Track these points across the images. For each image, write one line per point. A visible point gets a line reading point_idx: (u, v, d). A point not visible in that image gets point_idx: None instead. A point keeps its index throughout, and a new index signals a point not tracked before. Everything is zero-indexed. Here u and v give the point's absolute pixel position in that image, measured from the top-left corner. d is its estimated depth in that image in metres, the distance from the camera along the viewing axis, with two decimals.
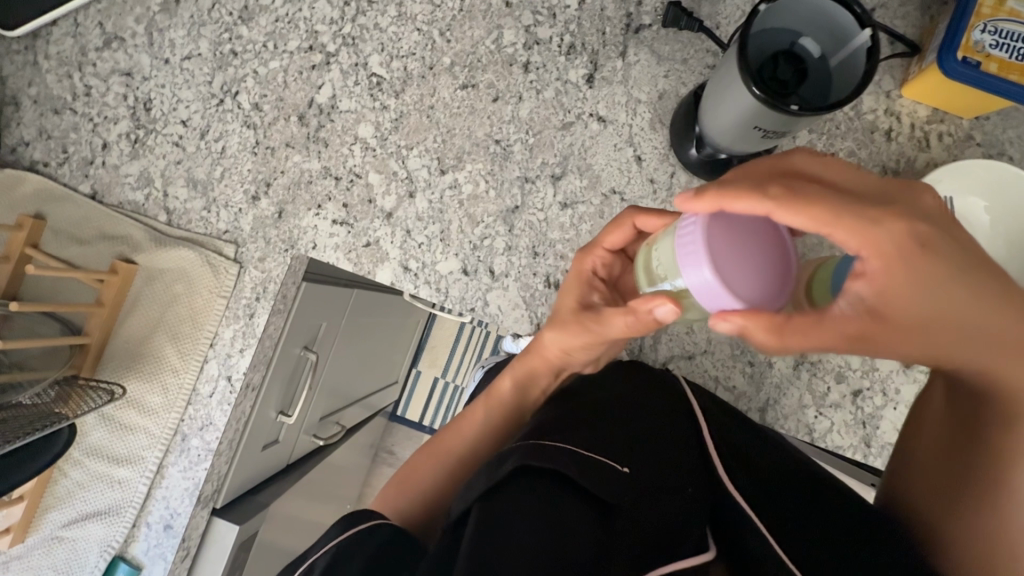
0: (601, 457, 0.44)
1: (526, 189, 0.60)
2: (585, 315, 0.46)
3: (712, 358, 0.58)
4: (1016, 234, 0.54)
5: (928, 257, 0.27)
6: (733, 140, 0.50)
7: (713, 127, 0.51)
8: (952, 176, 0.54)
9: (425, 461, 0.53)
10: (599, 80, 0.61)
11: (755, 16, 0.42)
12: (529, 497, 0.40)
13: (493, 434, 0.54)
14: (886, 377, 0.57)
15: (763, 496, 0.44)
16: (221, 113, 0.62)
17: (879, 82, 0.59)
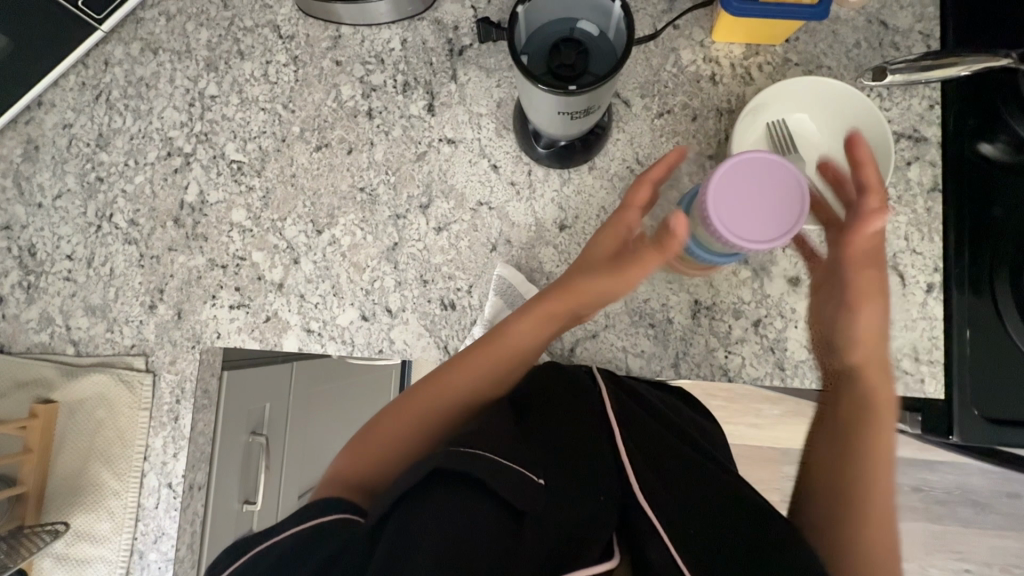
0: (518, 467, 0.45)
1: (400, 225, 0.62)
2: (620, 261, 0.56)
3: (615, 331, 0.60)
4: (846, 134, 0.57)
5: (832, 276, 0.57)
6: (554, 128, 0.53)
7: (536, 121, 0.54)
8: (776, 100, 0.58)
9: (392, 424, 0.55)
10: (439, 106, 0.64)
11: (515, 21, 0.45)
12: (446, 508, 0.42)
13: (469, 397, 0.55)
14: (779, 300, 0.59)
15: (665, 491, 0.47)
16: (102, 238, 0.65)
17: (690, 35, 0.62)
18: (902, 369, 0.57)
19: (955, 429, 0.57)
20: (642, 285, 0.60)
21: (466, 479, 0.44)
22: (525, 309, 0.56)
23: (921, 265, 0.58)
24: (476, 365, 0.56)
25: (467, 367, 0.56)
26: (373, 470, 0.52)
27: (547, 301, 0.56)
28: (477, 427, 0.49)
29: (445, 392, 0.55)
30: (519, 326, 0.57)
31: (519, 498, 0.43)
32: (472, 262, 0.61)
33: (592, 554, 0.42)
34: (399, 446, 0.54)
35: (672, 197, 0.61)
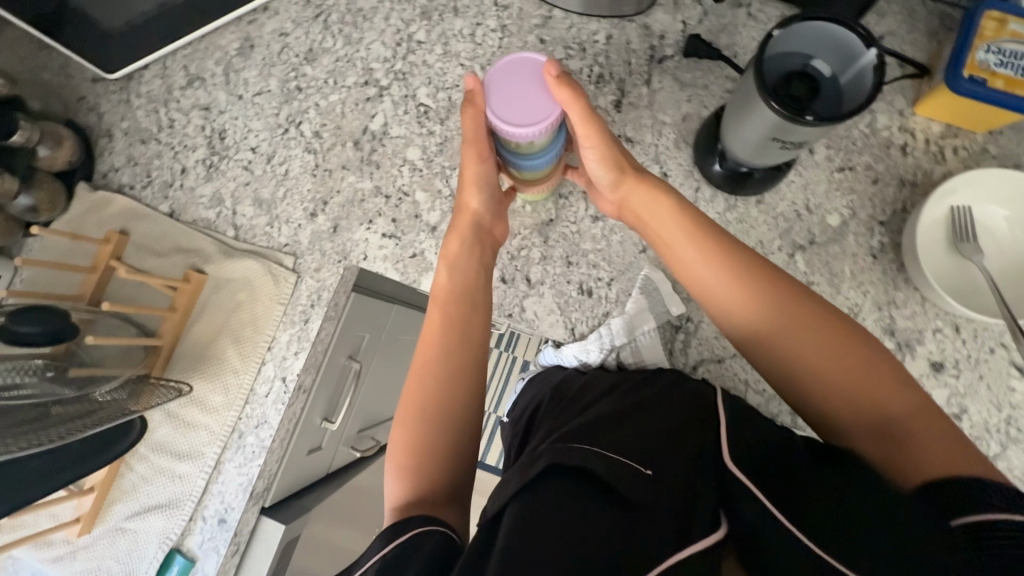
0: (622, 459, 0.45)
1: (560, 204, 0.65)
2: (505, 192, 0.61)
3: (742, 362, 0.61)
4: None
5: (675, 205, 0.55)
6: (754, 153, 0.55)
7: (734, 143, 0.56)
8: (966, 187, 0.57)
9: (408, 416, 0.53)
10: (626, 105, 0.66)
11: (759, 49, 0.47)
12: (561, 494, 0.43)
13: (442, 345, 0.56)
14: (917, 380, 0.58)
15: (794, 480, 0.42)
16: (286, 140, 0.70)
17: (891, 101, 0.63)
18: None
19: None
20: None
21: (578, 471, 0.44)
22: (444, 254, 0.60)
23: None
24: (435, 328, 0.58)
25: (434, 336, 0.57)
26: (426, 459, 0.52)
27: (459, 227, 0.59)
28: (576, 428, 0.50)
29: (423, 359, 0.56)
30: (452, 281, 0.59)
31: (632, 491, 0.43)
32: (619, 258, 0.63)
33: (696, 534, 0.41)
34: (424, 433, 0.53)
35: (833, 251, 0.61)
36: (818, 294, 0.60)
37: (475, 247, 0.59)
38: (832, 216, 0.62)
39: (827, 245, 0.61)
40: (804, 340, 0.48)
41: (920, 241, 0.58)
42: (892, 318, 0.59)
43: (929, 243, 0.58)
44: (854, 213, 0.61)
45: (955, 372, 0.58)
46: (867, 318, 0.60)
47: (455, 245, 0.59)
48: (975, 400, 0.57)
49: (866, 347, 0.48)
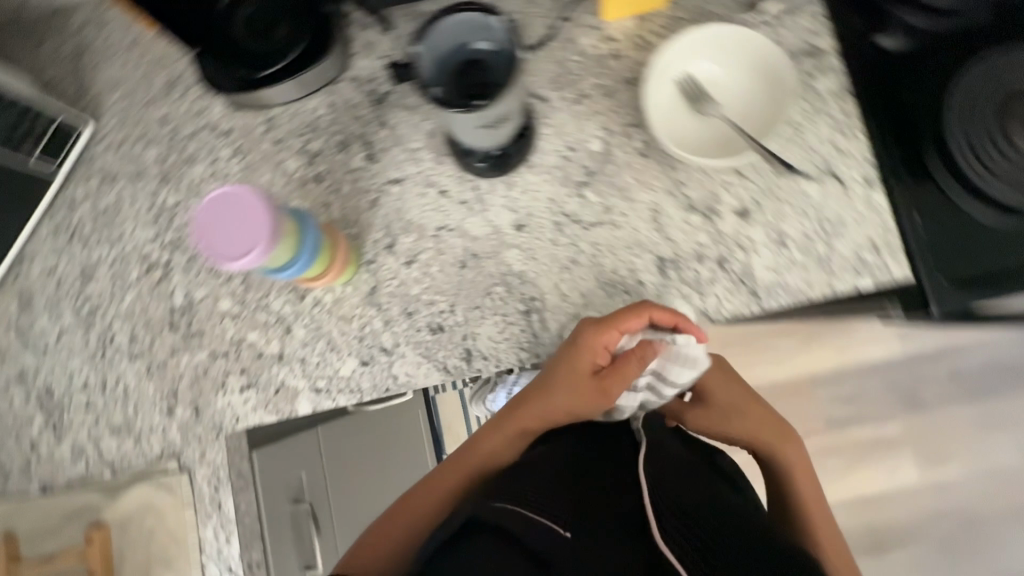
0: (546, 516, 0.48)
1: (373, 269, 0.66)
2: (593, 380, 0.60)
3: (594, 306, 0.63)
4: (743, 61, 0.61)
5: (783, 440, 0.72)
6: (490, 140, 0.58)
7: (473, 142, 0.59)
8: (671, 59, 0.62)
9: (406, 518, 0.62)
10: (377, 152, 0.68)
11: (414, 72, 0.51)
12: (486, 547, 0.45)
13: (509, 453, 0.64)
14: (734, 233, 0.62)
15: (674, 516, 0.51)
16: (109, 361, 0.69)
17: (583, 22, 0.67)
18: (864, 262, 0.60)
19: (931, 300, 0.59)
20: (608, 258, 0.63)
21: (497, 528, 0.46)
22: (555, 370, 0.60)
23: (854, 164, 0.61)
24: (517, 418, 0.64)
25: (509, 431, 0.64)
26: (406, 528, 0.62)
27: (574, 365, 0.60)
28: (512, 481, 0.54)
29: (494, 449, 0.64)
30: (548, 408, 0.62)
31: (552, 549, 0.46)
32: (448, 284, 0.65)
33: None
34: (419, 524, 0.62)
35: (611, 170, 0.65)
36: (620, 213, 0.64)
37: (574, 397, 0.61)
38: (593, 143, 0.65)
39: (603, 169, 0.65)
40: (799, 464, 0.72)
41: (664, 129, 0.62)
42: (687, 196, 0.63)
43: (670, 121, 0.62)
44: (608, 130, 0.65)
45: (759, 208, 0.62)
46: (669, 208, 0.63)
47: (574, 387, 0.61)
48: (786, 222, 0.61)
49: (820, 496, 0.73)
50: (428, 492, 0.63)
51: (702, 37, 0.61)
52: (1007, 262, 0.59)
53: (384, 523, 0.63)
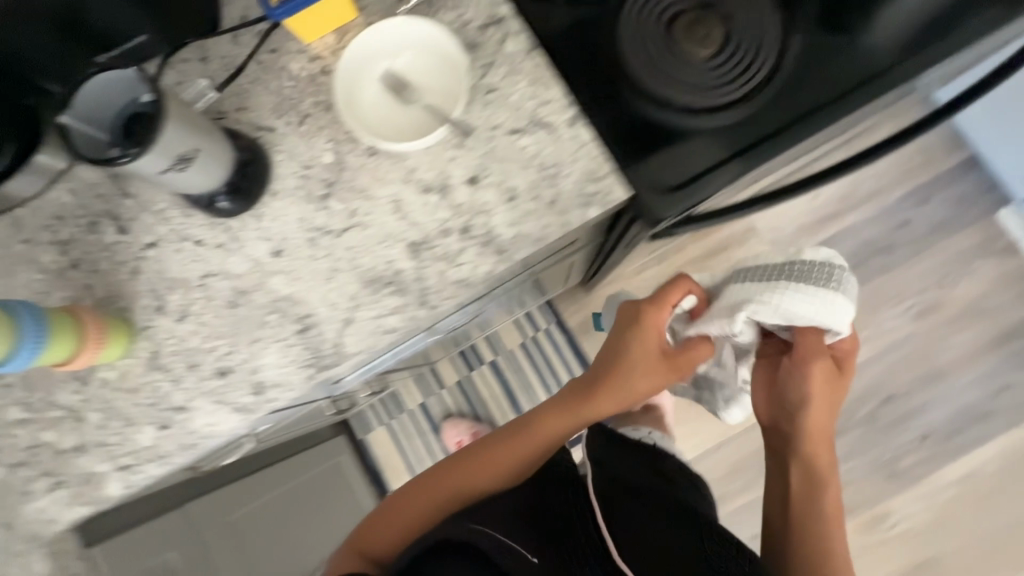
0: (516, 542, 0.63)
1: (149, 334, 0.67)
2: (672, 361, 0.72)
3: (361, 306, 0.65)
4: (423, 46, 0.64)
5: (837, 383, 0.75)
6: (202, 180, 0.61)
7: (191, 188, 0.62)
8: (356, 61, 0.63)
9: (422, 493, 0.76)
10: (127, 221, 0.68)
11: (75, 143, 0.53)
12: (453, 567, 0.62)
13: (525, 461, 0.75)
14: (469, 201, 0.65)
15: (639, 543, 0.63)
16: None
17: (289, 49, 0.70)
18: (588, 193, 0.64)
19: (653, 214, 0.65)
20: (364, 257, 0.65)
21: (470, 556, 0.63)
22: (592, 403, 0.75)
23: (557, 109, 0.65)
24: (518, 439, 0.76)
25: (539, 431, 0.76)
26: (395, 533, 0.74)
27: (611, 388, 0.73)
28: (491, 500, 0.68)
29: (512, 451, 0.75)
30: (553, 424, 0.76)
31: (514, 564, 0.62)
32: (223, 327, 0.66)
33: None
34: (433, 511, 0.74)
35: (348, 175, 0.67)
36: (365, 213, 0.66)
37: (597, 410, 0.75)
38: (325, 155, 0.68)
39: (341, 176, 0.67)
40: (811, 508, 0.75)
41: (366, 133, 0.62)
42: (420, 180, 0.66)
43: (376, 117, 0.63)
44: (336, 139, 0.68)
45: (485, 173, 0.65)
46: (407, 195, 0.66)
47: (608, 401, 0.74)
48: (512, 177, 0.65)
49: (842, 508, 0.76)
50: (446, 484, 0.75)
51: (376, 35, 0.63)
52: (717, 154, 0.65)
53: (384, 511, 0.77)
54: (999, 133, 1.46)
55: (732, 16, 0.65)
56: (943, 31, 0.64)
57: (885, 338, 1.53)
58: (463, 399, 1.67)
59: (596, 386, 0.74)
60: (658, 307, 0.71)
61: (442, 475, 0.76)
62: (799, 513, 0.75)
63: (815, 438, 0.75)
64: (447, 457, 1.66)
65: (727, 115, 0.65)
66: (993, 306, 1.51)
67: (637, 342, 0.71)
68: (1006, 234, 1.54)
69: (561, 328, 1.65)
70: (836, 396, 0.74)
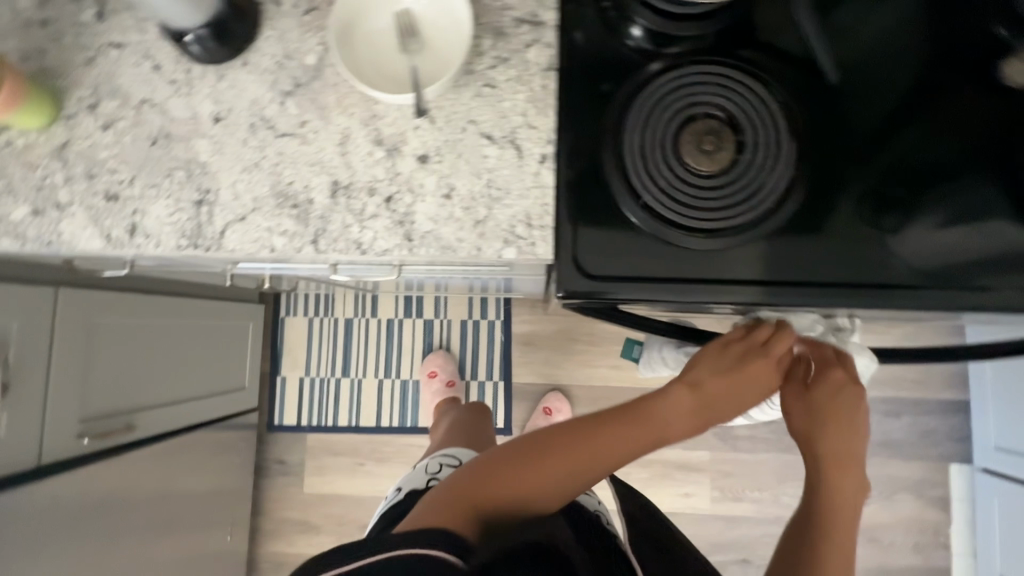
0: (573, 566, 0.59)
1: (70, 125, 0.66)
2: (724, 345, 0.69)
3: (261, 214, 0.63)
4: (444, 7, 0.62)
5: (836, 366, 0.70)
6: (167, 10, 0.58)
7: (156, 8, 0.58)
8: None
9: (534, 453, 0.63)
10: (108, 12, 0.67)
11: None
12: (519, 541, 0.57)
13: (632, 435, 0.65)
14: (409, 176, 0.63)
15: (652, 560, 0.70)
16: None
17: None
18: (516, 234, 0.61)
19: (561, 287, 0.61)
20: (287, 170, 0.64)
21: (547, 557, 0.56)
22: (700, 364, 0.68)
23: (539, 139, 0.62)
24: (614, 422, 0.65)
25: (644, 415, 0.66)
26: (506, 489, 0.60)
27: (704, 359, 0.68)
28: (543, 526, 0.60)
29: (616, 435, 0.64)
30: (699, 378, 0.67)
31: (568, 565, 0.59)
32: (134, 158, 0.65)
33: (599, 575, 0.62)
34: (576, 471, 0.63)
35: (320, 88, 0.65)
36: (312, 130, 0.64)
37: (715, 362, 0.68)
38: (309, 56, 0.65)
39: (312, 83, 0.65)
40: (842, 432, 0.68)
41: (339, 44, 0.60)
42: (377, 129, 0.63)
43: (368, 51, 0.62)
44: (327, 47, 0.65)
45: (438, 159, 0.63)
46: (358, 136, 0.64)
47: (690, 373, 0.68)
48: (458, 177, 0.62)
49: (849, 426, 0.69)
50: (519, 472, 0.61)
51: None
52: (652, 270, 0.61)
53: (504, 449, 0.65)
54: (994, 405, 1.36)
55: (746, 149, 0.60)
56: (930, 283, 0.60)
57: (773, 508, 1.53)
58: (386, 336, 1.67)
59: (704, 392, 0.67)
60: (759, 354, 0.67)
61: (483, 487, 0.60)
62: (828, 539, 0.65)
63: (835, 399, 0.69)
64: (343, 377, 1.67)
65: (688, 237, 0.60)
66: (887, 541, 1.49)
67: (749, 385, 0.67)
68: (946, 487, 1.48)
69: (504, 328, 1.65)
70: (846, 393, 0.69)
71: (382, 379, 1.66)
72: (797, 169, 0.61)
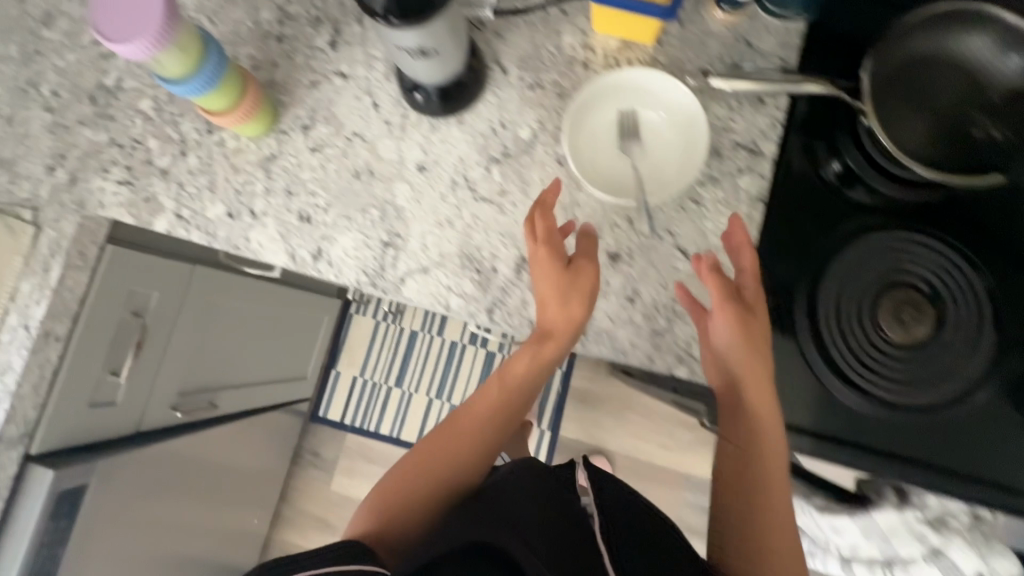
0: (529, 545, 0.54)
1: (280, 139, 0.68)
2: (728, 305, 0.58)
3: (444, 270, 0.65)
4: (675, 120, 0.63)
5: (755, 333, 0.58)
6: (431, 75, 0.59)
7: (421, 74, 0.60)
8: (611, 88, 0.63)
9: (429, 448, 0.66)
10: (341, 43, 0.70)
11: None
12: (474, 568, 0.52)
13: (504, 407, 0.65)
14: (596, 270, 0.63)
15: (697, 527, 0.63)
16: (26, 101, 0.73)
17: (575, 23, 0.68)
18: (691, 354, 0.61)
19: None
20: (478, 234, 0.65)
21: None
22: (525, 355, 0.63)
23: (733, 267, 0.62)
24: (495, 396, 0.65)
25: (497, 415, 0.66)
26: (420, 480, 0.64)
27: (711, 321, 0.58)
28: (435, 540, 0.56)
29: (466, 443, 0.65)
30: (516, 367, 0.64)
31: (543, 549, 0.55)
32: (334, 186, 0.67)
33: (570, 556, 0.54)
34: (474, 439, 0.65)
35: (527, 163, 0.66)
36: (510, 202, 0.65)
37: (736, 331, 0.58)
38: (523, 130, 0.67)
39: (520, 156, 0.66)
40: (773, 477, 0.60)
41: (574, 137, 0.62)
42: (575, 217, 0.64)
43: (590, 145, 0.63)
44: (543, 125, 0.67)
45: (628, 259, 0.63)
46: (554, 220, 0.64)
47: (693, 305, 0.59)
48: (645, 283, 0.62)
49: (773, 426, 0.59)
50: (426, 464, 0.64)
51: (642, 82, 0.62)
52: (819, 423, 0.61)
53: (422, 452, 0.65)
54: None
55: (947, 328, 0.59)
56: None
57: None
58: (446, 357, 1.67)
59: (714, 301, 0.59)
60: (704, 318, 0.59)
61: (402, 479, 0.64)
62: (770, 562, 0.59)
63: (763, 401, 0.59)
64: (394, 386, 1.68)
65: (865, 403, 0.60)
66: None
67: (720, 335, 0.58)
68: None
69: (563, 380, 1.64)
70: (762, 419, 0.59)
71: (433, 398, 1.67)
72: (994, 362, 0.60)
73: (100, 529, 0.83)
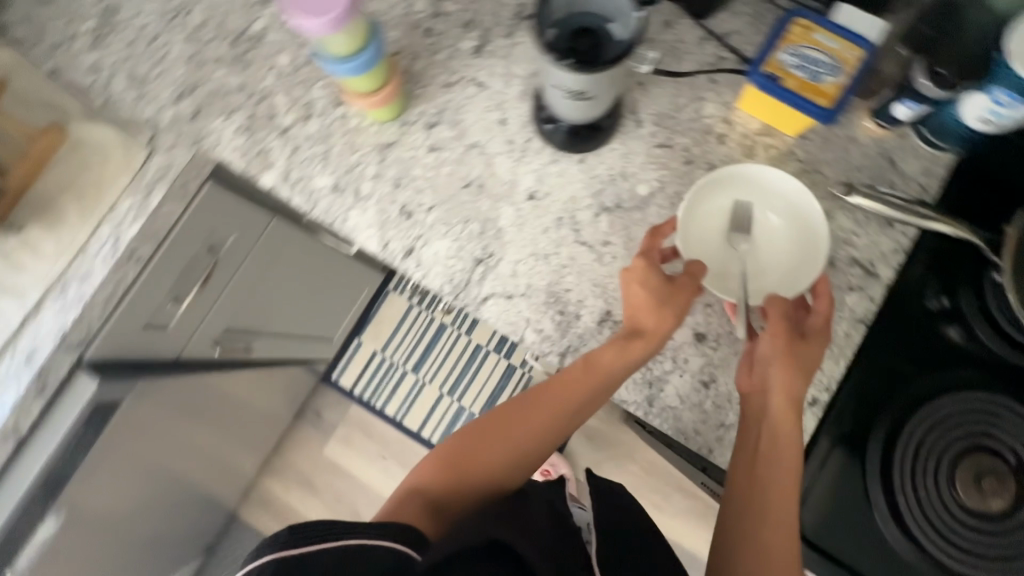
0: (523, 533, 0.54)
1: (402, 130, 0.69)
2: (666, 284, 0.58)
3: (528, 302, 0.64)
4: (793, 223, 0.61)
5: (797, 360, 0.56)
6: (574, 114, 0.60)
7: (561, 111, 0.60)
8: (739, 175, 0.62)
9: (493, 425, 0.64)
10: (485, 52, 0.70)
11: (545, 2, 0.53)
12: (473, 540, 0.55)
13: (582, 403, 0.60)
14: (679, 345, 0.62)
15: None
16: (172, 26, 0.74)
17: (721, 94, 0.67)
18: None
19: None
20: (570, 277, 0.64)
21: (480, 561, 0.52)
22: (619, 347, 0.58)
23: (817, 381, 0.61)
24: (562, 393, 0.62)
25: (555, 404, 0.62)
26: (486, 458, 0.63)
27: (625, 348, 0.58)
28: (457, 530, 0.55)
29: (528, 425, 0.63)
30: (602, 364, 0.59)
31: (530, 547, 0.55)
32: (442, 189, 0.67)
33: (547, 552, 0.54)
34: (532, 435, 0.63)
35: (637, 219, 0.65)
36: (610, 254, 0.65)
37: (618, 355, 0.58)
38: (642, 186, 0.66)
39: (631, 210, 0.65)
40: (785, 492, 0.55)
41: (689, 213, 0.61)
42: None
43: (704, 225, 0.62)
44: (663, 186, 0.66)
45: (713, 343, 0.62)
46: None
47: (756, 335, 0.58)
48: (724, 372, 0.61)
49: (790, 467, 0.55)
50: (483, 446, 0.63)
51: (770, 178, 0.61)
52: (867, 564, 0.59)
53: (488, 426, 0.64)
54: None
55: None
56: None
57: None
58: (467, 358, 1.67)
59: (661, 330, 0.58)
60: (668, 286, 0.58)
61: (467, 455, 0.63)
62: None
63: (789, 433, 0.55)
64: (410, 372, 1.68)
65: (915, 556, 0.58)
66: None
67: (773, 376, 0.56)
68: None
69: None
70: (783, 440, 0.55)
71: (444, 394, 1.66)
72: None
73: (117, 441, 0.85)
